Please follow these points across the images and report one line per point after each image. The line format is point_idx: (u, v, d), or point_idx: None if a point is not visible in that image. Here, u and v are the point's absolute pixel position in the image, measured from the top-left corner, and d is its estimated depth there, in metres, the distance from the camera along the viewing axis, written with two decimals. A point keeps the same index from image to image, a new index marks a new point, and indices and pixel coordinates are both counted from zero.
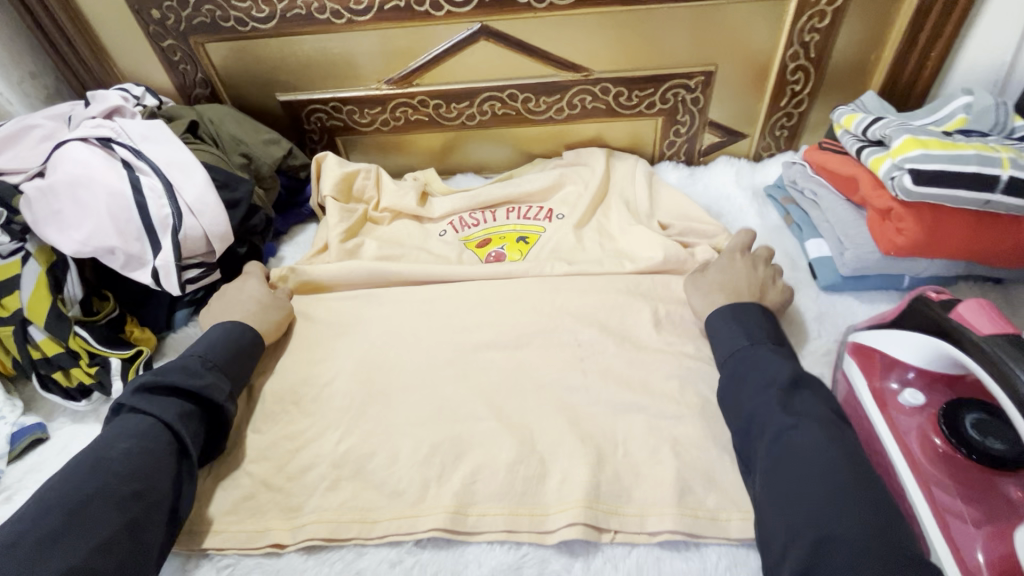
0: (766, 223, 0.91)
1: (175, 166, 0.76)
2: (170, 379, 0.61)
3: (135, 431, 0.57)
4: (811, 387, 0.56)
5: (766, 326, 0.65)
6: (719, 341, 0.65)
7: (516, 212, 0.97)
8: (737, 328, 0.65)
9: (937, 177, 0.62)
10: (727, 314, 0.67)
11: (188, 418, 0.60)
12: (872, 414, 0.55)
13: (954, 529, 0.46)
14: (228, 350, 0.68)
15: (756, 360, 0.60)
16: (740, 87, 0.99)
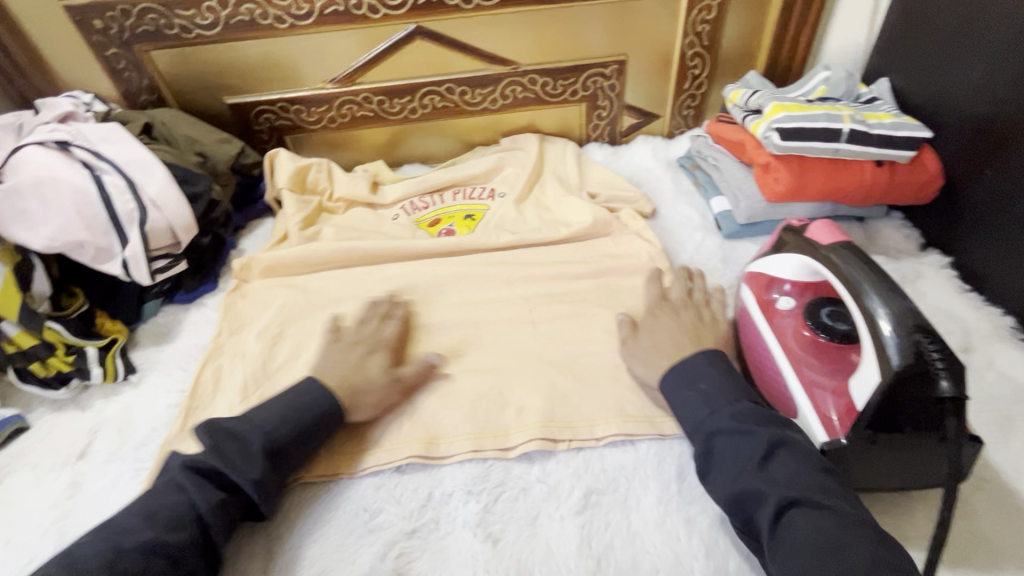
0: (679, 188, 1.05)
1: (135, 165, 0.81)
2: (221, 455, 0.55)
3: (163, 517, 0.51)
4: (793, 448, 0.52)
5: (721, 381, 0.59)
6: (681, 411, 0.59)
7: (462, 193, 1.07)
8: (695, 395, 0.59)
9: (796, 133, 0.79)
10: (679, 380, 0.60)
11: (225, 513, 0.54)
12: (759, 319, 0.69)
13: (816, 391, 0.61)
14: (300, 431, 0.59)
15: (726, 434, 0.55)
16: (649, 74, 1.13)
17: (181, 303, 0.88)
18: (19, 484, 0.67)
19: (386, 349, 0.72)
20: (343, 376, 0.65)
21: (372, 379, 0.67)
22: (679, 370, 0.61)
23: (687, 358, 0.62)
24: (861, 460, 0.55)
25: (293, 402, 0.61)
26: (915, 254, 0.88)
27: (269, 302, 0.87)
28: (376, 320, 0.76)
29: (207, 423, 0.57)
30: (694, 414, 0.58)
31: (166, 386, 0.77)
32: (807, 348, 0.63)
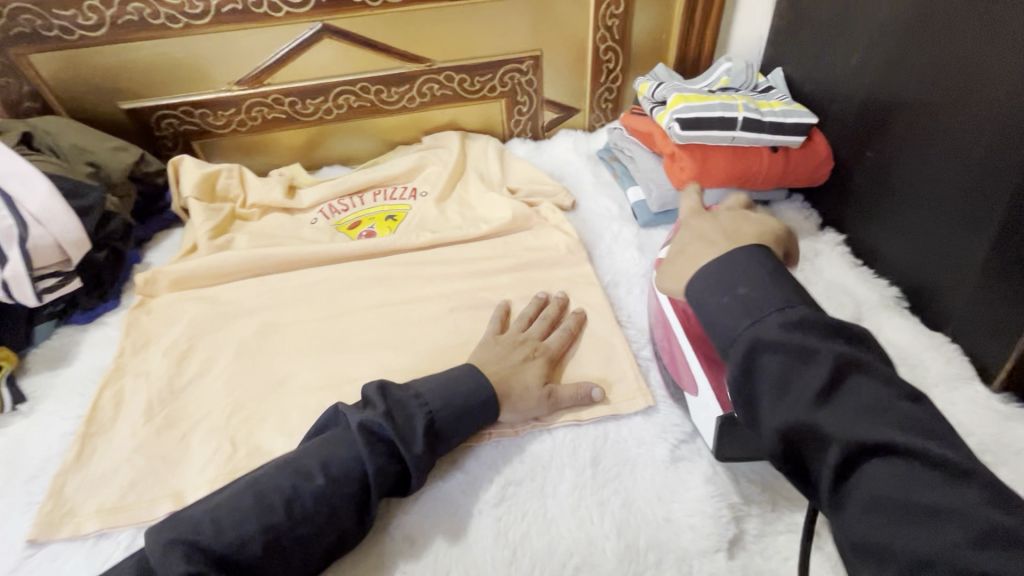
0: (599, 180, 1.07)
1: (12, 178, 0.76)
2: (394, 425, 0.56)
3: (332, 474, 0.53)
4: (863, 371, 0.41)
5: (770, 287, 0.46)
6: (714, 329, 0.47)
7: (383, 194, 1.05)
8: (733, 302, 0.46)
9: (695, 123, 0.82)
10: (703, 292, 0.48)
11: (385, 480, 0.55)
12: (665, 303, 0.70)
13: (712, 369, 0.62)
14: (459, 412, 0.60)
15: (778, 352, 0.42)
16: (565, 69, 1.15)
17: (78, 324, 0.83)
18: None
19: (547, 357, 0.70)
20: (501, 375, 0.66)
21: (528, 387, 0.66)
22: (707, 279, 0.49)
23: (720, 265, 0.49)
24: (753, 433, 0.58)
25: (453, 387, 0.62)
26: (813, 233, 0.94)
27: (176, 317, 0.83)
28: (543, 325, 0.75)
29: (382, 385, 0.60)
30: (729, 329, 0.45)
31: (61, 413, 0.72)
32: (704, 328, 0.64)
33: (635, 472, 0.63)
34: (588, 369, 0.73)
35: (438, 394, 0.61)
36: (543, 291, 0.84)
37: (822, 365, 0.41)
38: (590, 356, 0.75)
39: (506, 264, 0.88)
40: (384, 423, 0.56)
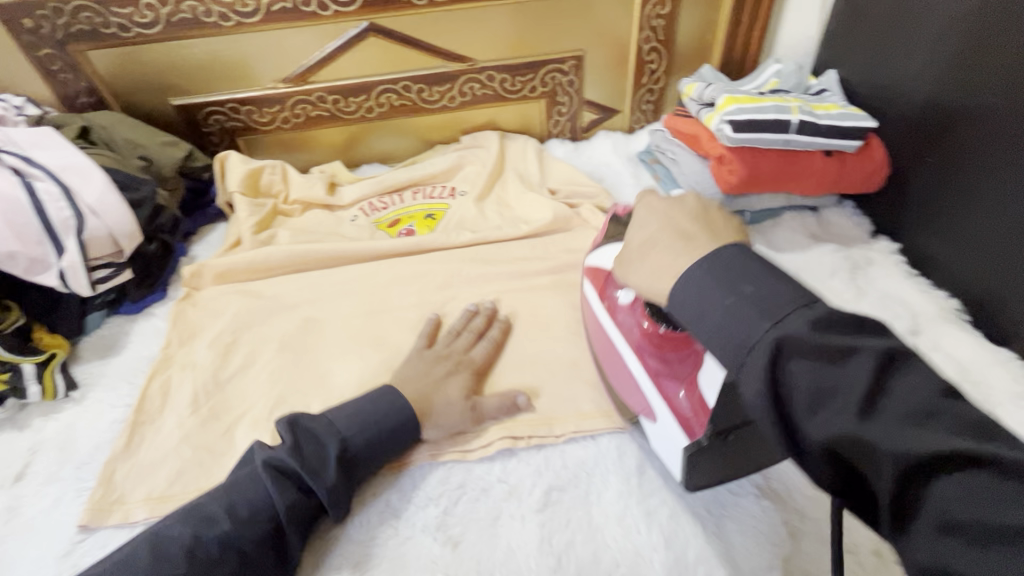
0: (640, 182, 1.06)
1: (70, 170, 0.77)
2: (301, 457, 0.55)
3: (238, 517, 0.52)
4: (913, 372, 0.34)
5: (779, 284, 0.39)
6: (726, 341, 0.39)
7: (422, 193, 1.05)
8: (738, 302, 0.39)
9: (748, 125, 0.80)
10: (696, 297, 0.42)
11: (299, 515, 0.54)
12: (608, 323, 0.65)
13: (667, 394, 0.57)
14: (375, 438, 0.60)
15: (804, 351, 0.35)
16: (607, 69, 1.14)
17: (128, 314, 0.85)
18: None
19: (472, 371, 0.69)
20: (422, 393, 0.65)
21: (451, 402, 0.65)
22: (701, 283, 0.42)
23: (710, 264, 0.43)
24: (726, 455, 0.54)
25: (370, 411, 0.61)
26: (866, 241, 0.90)
27: (221, 309, 0.84)
28: (469, 336, 0.74)
29: (292, 418, 0.58)
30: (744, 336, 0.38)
31: (112, 401, 0.73)
32: (650, 347, 0.59)
33: (683, 486, 0.61)
34: None
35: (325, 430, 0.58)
36: None
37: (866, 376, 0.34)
38: None
39: (547, 265, 0.87)
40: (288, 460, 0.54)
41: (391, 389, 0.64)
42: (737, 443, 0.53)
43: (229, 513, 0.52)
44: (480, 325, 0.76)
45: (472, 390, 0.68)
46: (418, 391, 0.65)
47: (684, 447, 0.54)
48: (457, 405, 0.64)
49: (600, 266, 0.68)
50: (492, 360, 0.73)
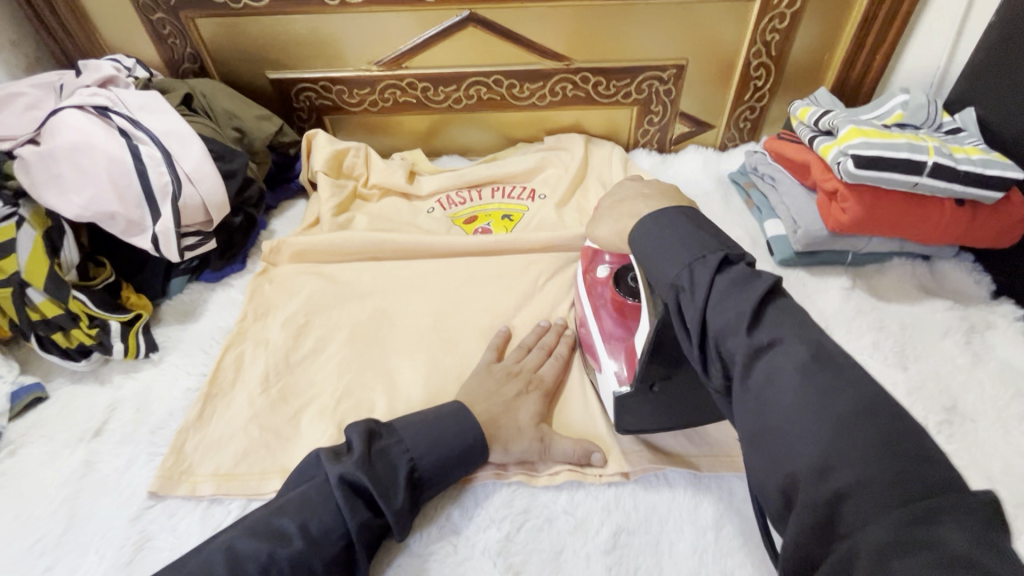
0: (729, 206, 1.00)
1: (172, 136, 0.79)
2: (372, 473, 0.53)
3: (311, 534, 0.50)
4: (786, 338, 0.41)
5: (694, 234, 0.49)
6: (653, 258, 0.50)
7: (501, 191, 1.03)
8: (671, 239, 0.50)
9: (875, 161, 0.72)
10: (658, 255, 0.50)
11: (369, 534, 0.53)
12: (585, 295, 0.72)
13: (608, 344, 0.65)
14: (444, 460, 0.57)
15: (661, 241, 0.50)
16: (709, 81, 1.07)
17: (207, 282, 0.86)
18: (34, 457, 0.66)
19: (543, 393, 0.66)
20: (491, 414, 0.62)
21: (520, 427, 0.62)
22: (666, 240, 0.50)
23: (662, 223, 0.52)
24: (649, 409, 0.60)
25: (437, 428, 0.58)
26: (984, 301, 0.81)
27: (294, 289, 0.84)
28: (539, 353, 0.71)
29: (366, 430, 0.56)
30: (708, 316, 0.44)
31: (188, 367, 0.75)
32: (613, 312, 0.67)
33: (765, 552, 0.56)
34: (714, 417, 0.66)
35: (401, 446, 0.56)
36: None
37: (762, 346, 0.41)
38: None
39: None
40: (362, 474, 0.52)
41: (459, 404, 0.62)
42: (664, 394, 0.59)
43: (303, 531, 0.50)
44: (549, 340, 0.73)
45: (542, 415, 0.65)
46: (492, 407, 0.63)
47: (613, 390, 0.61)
48: (526, 431, 0.62)
49: (591, 247, 0.76)
50: (561, 379, 0.71)
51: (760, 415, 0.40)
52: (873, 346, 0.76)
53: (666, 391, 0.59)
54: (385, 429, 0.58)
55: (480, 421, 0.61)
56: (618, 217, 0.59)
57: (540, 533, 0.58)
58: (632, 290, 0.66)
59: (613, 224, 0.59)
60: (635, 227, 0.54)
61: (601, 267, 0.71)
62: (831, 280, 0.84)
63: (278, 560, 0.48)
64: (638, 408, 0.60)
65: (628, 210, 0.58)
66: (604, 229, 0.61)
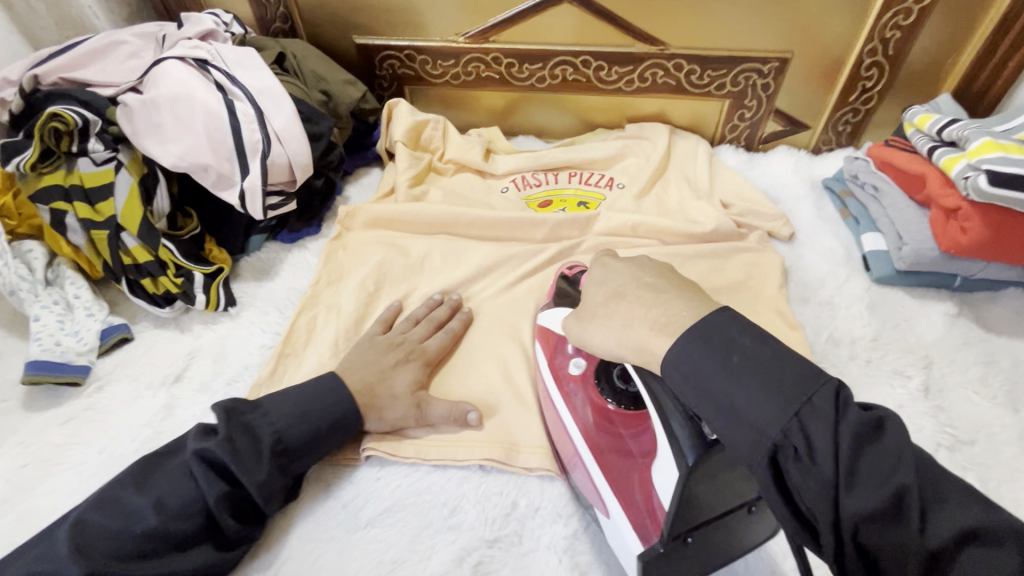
0: (822, 214, 0.93)
1: (266, 94, 0.79)
2: (230, 447, 0.53)
3: (166, 509, 0.51)
4: (909, 487, 0.33)
5: (762, 353, 0.38)
6: (724, 407, 0.38)
7: (578, 177, 1.00)
8: (730, 370, 0.38)
9: (1013, 179, 0.65)
10: (700, 394, 0.39)
11: (231, 503, 0.53)
12: (553, 390, 0.61)
13: (611, 478, 0.52)
14: (312, 433, 0.58)
15: (702, 356, 0.39)
16: (811, 78, 1.00)
17: (284, 242, 0.87)
18: (119, 396, 0.68)
19: (424, 362, 0.67)
20: (366, 383, 0.62)
21: (395, 395, 0.62)
22: (719, 374, 0.38)
23: (727, 353, 0.38)
24: (677, 565, 0.47)
25: (307, 403, 0.59)
26: None
27: (367, 256, 0.84)
28: (427, 325, 0.71)
29: (229, 408, 0.56)
30: (767, 438, 0.36)
31: (263, 324, 0.76)
32: (597, 420, 0.56)
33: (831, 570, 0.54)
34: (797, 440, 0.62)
35: (252, 421, 0.56)
36: None
37: (885, 510, 0.33)
38: None
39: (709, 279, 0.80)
40: (218, 450, 0.52)
41: (334, 375, 0.62)
42: (699, 545, 0.46)
43: (157, 506, 0.50)
44: (438, 313, 0.73)
45: (422, 383, 0.65)
46: (375, 381, 0.63)
47: (637, 550, 0.48)
48: (400, 399, 0.62)
49: (545, 328, 0.65)
50: (449, 351, 0.71)
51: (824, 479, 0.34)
52: (979, 381, 0.70)
53: (702, 539, 0.46)
54: (251, 402, 0.58)
55: (353, 390, 0.61)
56: (621, 324, 0.46)
57: (604, 536, 0.56)
58: (631, 398, 0.55)
59: (613, 333, 0.46)
60: (657, 344, 0.42)
61: (574, 363, 0.60)
62: (934, 304, 0.78)
63: (129, 533, 0.49)
64: (668, 566, 0.46)
65: (635, 314, 0.45)
66: (601, 341, 0.48)
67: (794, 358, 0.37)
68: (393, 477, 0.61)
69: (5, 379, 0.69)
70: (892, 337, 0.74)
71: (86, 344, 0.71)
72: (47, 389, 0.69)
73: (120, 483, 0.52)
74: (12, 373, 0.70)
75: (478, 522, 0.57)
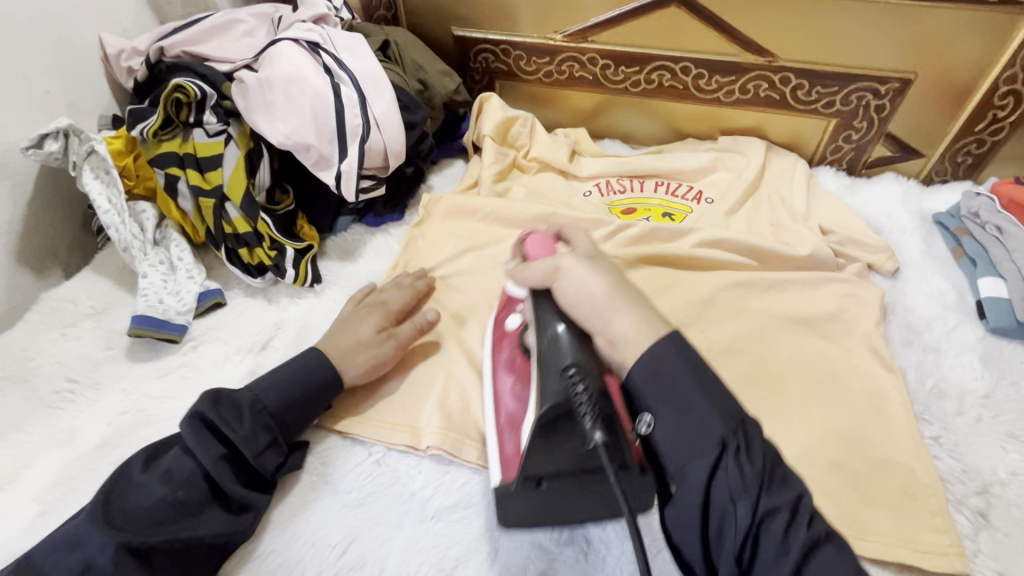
0: (930, 251, 0.86)
1: (369, 80, 0.81)
2: (217, 413, 0.56)
3: (172, 479, 0.53)
4: (769, 499, 0.42)
5: (692, 374, 0.45)
6: (681, 426, 0.44)
7: (665, 187, 0.96)
8: (681, 400, 0.45)
9: None
10: (665, 400, 0.45)
11: (230, 468, 0.55)
12: (492, 344, 0.67)
13: (500, 408, 0.61)
14: (292, 393, 0.60)
15: (662, 376, 0.46)
16: (932, 103, 0.92)
17: (368, 225, 0.89)
18: (210, 357, 0.72)
19: (386, 312, 0.71)
20: (334, 342, 0.66)
21: (360, 341, 0.66)
22: (687, 394, 0.45)
23: (685, 373, 0.45)
24: (524, 502, 0.54)
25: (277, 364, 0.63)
26: None
27: (447, 248, 0.84)
28: (389, 288, 0.75)
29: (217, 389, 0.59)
30: (679, 453, 0.44)
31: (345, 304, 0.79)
32: (510, 369, 0.63)
33: None
34: (890, 506, 0.58)
35: (231, 392, 0.59)
36: (837, 366, 0.70)
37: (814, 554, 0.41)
38: (884, 479, 0.60)
39: (799, 307, 0.76)
40: (206, 415, 0.56)
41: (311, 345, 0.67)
42: (553, 489, 0.53)
43: (162, 477, 0.53)
44: (405, 280, 0.77)
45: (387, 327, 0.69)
46: (342, 339, 0.67)
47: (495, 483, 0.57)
48: (367, 342, 0.66)
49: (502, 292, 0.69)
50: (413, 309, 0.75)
51: (692, 483, 0.43)
52: None
53: (554, 488, 0.52)
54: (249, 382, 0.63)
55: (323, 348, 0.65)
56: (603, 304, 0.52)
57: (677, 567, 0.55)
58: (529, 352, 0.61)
59: (588, 303, 0.53)
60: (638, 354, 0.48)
61: (511, 317, 0.65)
62: None
63: (143, 506, 0.51)
64: (517, 499, 0.54)
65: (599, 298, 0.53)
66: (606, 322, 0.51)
67: (717, 389, 0.45)
68: (462, 477, 0.61)
69: (113, 329, 0.74)
70: (1007, 396, 0.68)
71: (185, 304, 0.75)
72: (148, 342, 0.73)
73: (130, 462, 0.55)
74: (119, 325, 0.75)
75: (548, 535, 0.56)
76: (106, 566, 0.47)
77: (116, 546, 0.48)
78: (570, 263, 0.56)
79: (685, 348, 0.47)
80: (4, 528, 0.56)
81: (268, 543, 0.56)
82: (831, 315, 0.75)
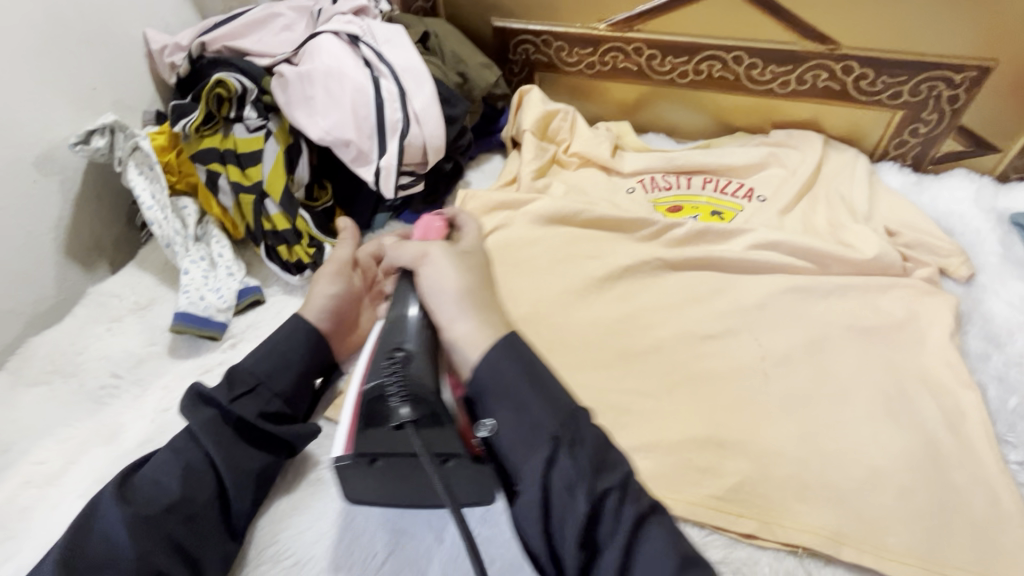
0: (1009, 256, 0.79)
1: (410, 73, 0.79)
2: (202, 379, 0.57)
3: (173, 446, 0.54)
4: (613, 489, 0.44)
5: (522, 374, 0.47)
6: (512, 420, 0.46)
7: (714, 184, 0.92)
8: (522, 398, 0.46)
9: None
10: (505, 396, 0.47)
11: (219, 427, 0.54)
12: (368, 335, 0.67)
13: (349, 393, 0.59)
14: (272, 350, 0.60)
15: (500, 370, 0.48)
16: (1014, 93, 0.84)
17: (405, 222, 0.88)
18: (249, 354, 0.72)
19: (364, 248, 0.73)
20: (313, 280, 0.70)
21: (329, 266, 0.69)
22: (521, 390, 0.47)
23: (525, 372, 0.47)
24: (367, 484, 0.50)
25: None
26: None
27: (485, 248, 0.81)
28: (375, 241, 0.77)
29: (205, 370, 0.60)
30: (512, 446, 0.46)
31: None
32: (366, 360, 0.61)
33: None
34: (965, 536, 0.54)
35: None
36: (906, 380, 0.65)
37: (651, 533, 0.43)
38: (963, 508, 0.55)
39: (863, 316, 0.70)
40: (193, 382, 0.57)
41: None
42: (387, 469, 0.50)
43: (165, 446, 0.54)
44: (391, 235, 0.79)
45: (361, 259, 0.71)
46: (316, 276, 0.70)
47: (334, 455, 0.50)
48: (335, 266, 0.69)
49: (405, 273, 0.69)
50: None
51: (516, 459, 0.46)
52: None
53: (388, 467, 0.50)
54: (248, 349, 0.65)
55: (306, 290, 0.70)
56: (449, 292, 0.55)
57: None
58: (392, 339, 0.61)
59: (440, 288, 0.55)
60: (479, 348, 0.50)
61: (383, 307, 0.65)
62: None
63: (149, 473, 0.52)
64: (356, 479, 0.50)
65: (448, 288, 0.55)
66: (457, 318, 0.53)
67: (555, 386, 0.48)
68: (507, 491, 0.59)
69: (155, 325, 0.75)
70: None
71: (225, 301, 0.75)
72: (189, 339, 0.73)
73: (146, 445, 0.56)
74: (161, 321, 0.75)
75: None
76: (118, 530, 0.47)
77: (118, 507, 0.48)
78: (439, 253, 0.57)
79: (524, 345, 0.49)
80: (56, 523, 0.57)
81: (307, 548, 0.55)
82: (900, 325, 0.69)
